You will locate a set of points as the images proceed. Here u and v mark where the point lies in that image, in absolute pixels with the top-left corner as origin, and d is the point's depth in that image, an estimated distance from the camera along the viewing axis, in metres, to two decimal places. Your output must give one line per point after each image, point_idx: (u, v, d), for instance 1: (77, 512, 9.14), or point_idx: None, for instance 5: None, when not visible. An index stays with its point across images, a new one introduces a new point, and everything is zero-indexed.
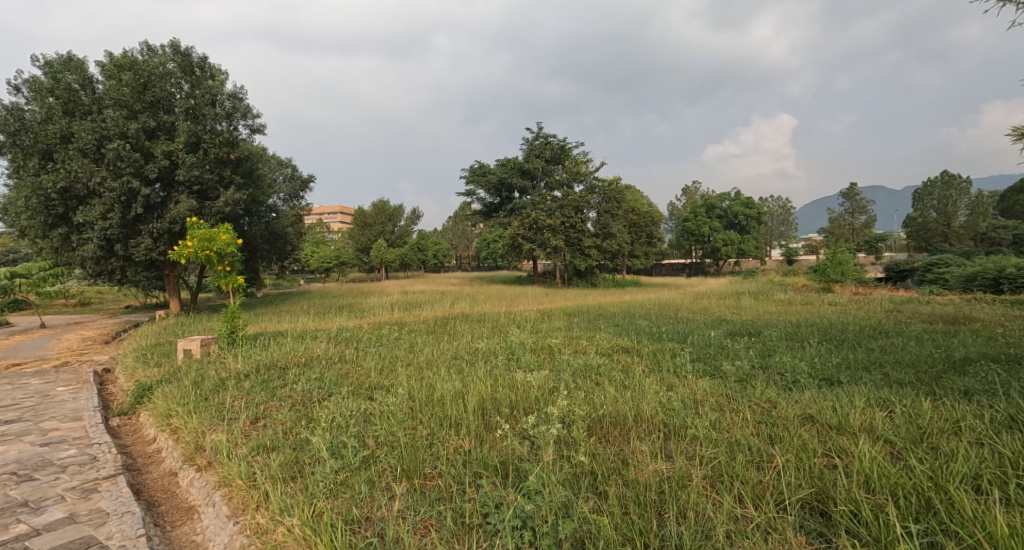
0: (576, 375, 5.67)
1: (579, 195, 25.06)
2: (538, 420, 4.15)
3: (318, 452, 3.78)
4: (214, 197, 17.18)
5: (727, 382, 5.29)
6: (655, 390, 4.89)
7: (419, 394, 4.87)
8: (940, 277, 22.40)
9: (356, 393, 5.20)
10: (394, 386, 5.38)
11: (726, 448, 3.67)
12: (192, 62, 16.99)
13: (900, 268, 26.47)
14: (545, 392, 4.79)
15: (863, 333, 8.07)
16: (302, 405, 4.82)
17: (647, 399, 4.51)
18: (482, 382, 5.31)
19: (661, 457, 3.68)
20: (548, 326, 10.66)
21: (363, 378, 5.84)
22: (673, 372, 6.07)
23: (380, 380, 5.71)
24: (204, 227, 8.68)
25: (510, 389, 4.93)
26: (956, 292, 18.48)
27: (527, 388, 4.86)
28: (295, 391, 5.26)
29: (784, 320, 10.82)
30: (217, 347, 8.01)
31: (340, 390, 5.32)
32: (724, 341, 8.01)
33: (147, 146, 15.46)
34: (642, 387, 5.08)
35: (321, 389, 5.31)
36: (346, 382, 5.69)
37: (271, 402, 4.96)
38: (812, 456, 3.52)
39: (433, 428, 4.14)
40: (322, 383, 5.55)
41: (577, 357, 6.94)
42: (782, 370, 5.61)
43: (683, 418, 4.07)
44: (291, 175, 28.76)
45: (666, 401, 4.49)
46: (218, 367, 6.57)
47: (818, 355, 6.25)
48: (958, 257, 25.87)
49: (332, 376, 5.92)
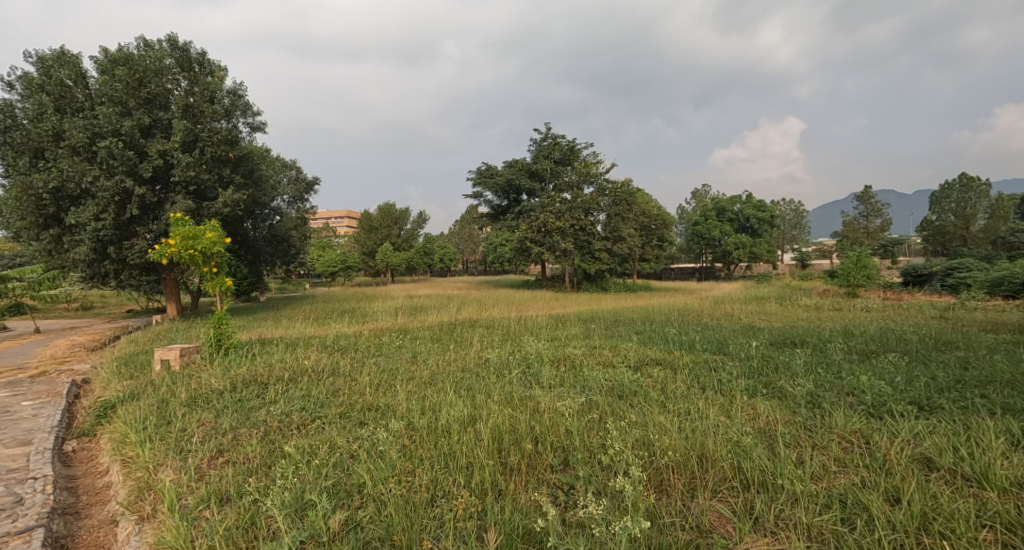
0: (610, 397, 4.85)
1: (590, 196, 24.19)
2: (576, 467, 3.35)
3: (274, 522, 2.94)
4: (213, 197, 16.37)
5: (792, 405, 4.49)
6: (710, 414, 4.07)
7: (419, 420, 4.01)
8: (963, 281, 21.39)
9: (346, 417, 4.37)
10: (394, 407, 4.55)
11: (842, 518, 2.94)
12: (190, 58, 16.32)
13: (919, 273, 25.39)
14: (574, 418, 3.95)
15: (928, 347, 7.10)
16: (278, 434, 3.96)
17: (705, 428, 3.73)
18: (504, 405, 4.51)
19: (756, 528, 2.95)
20: (564, 334, 9.77)
21: (357, 397, 4.98)
22: (720, 389, 5.27)
23: (377, 399, 4.85)
24: (189, 224, 7.80)
25: (531, 415, 4.09)
26: (979, 297, 17.58)
27: (552, 413, 4.04)
28: (272, 412, 4.40)
29: (824, 327, 9.85)
30: (199, 358, 7.15)
31: (323, 412, 4.47)
32: (767, 354, 7.14)
33: (142, 144, 14.69)
34: (692, 410, 4.26)
35: (305, 410, 4.47)
36: (335, 402, 4.84)
37: (240, 429, 4.09)
38: (967, 532, 2.80)
39: (442, 471, 3.33)
40: (309, 403, 4.71)
41: (606, 371, 6.07)
42: (857, 390, 4.81)
43: (764, 465, 3.29)
44: (295, 177, 28.05)
45: (731, 432, 3.66)
46: (194, 382, 5.70)
47: (892, 371, 5.42)
48: (979, 261, 24.78)
49: (319, 395, 5.05)
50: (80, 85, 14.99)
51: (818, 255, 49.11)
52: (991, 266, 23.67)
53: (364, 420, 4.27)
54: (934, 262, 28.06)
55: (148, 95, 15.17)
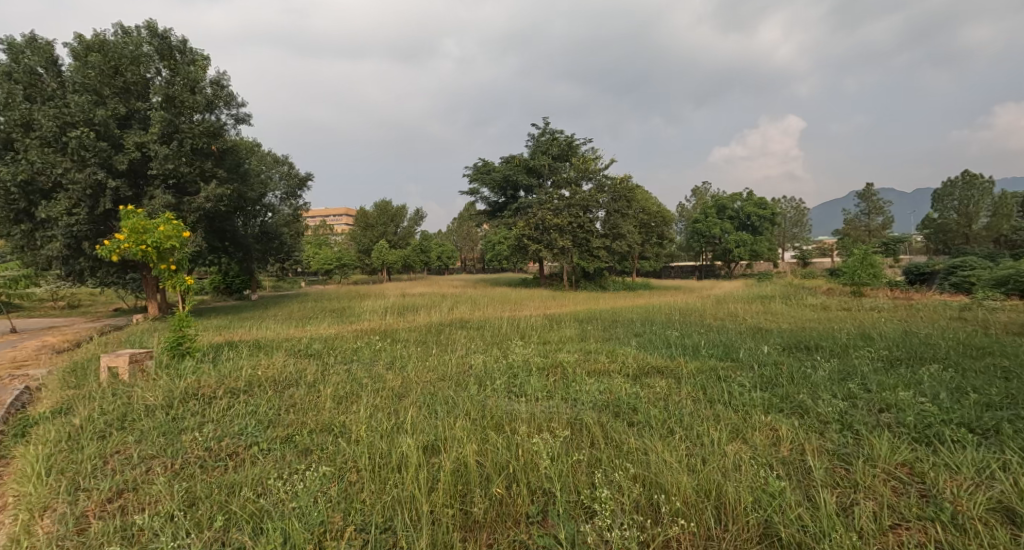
0: (604, 416, 4.34)
1: (589, 193, 23.40)
2: (592, 519, 3.03)
3: None
4: (194, 191, 15.53)
5: (817, 426, 4.07)
6: (719, 446, 3.63)
7: (353, 451, 3.65)
8: (967, 280, 20.70)
9: (289, 441, 3.83)
10: (355, 426, 4.05)
11: None
12: (171, 45, 15.37)
13: (921, 271, 24.74)
14: (542, 446, 3.56)
15: (958, 354, 6.47)
16: (197, 475, 3.44)
17: (730, 470, 3.36)
18: (481, 428, 4.02)
19: None
20: (558, 336, 9.13)
21: (312, 414, 4.36)
22: (731, 406, 4.78)
23: (335, 417, 4.25)
24: (143, 217, 7.11)
25: (503, 444, 3.68)
26: (984, 296, 17.03)
27: (530, 443, 3.57)
28: (199, 436, 3.80)
29: (838, 330, 9.20)
30: (152, 365, 6.39)
31: (264, 432, 3.92)
32: (781, 360, 6.53)
33: (117, 135, 13.87)
34: (701, 440, 3.80)
35: (242, 432, 3.88)
36: (285, 420, 4.23)
37: (152, 473, 3.45)
38: None
39: (414, 530, 3.07)
40: (253, 423, 4.10)
41: (602, 382, 5.47)
42: (888, 407, 4.39)
43: (806, 526, 3.00)
44: (287, 172, 26.69)
45: (759, 472, 3.34)
46: (133, 393, 4.97)
47: (926, 382, 4.93)
48: (984, 260, 24.21)
49: (267, 411, 4.41)
50: (52, 72, 14.23)
51: (818, 253, 48.43)
52: (996, 264, 23.01)
53: (321, 445, 3.77)
54: (937, 261, 27.36)
55: (124, 83, 14.28)
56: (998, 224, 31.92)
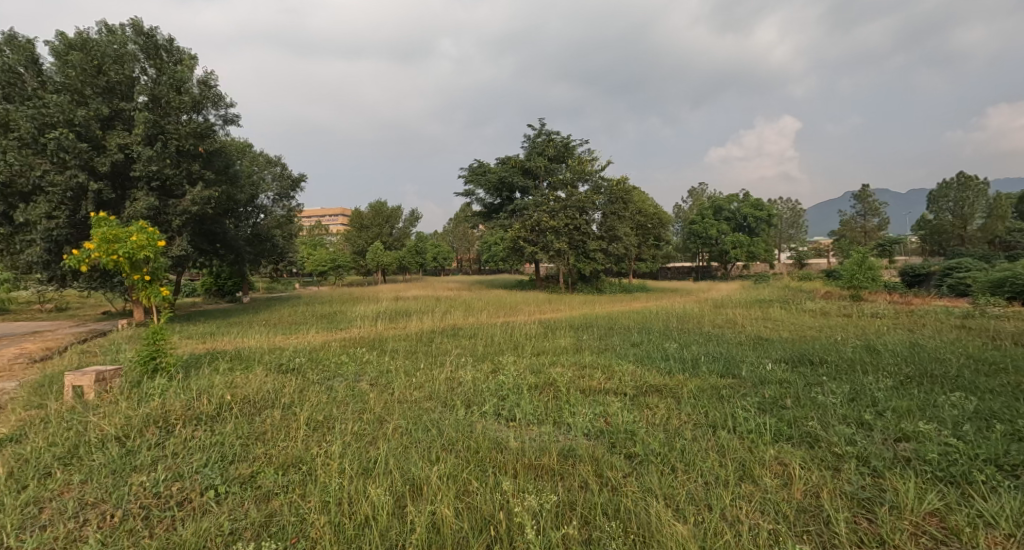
0: (597, 448, 4.08)
1: (585, 195, 23.04)
2: None
3: None
4: (180, 193, 15.06)
5: (830, 459, 3.84)
6: (723, 495, 3.40)
7: (320, 498, 3.44)
8: (962, 282, 20.35)
9: (246, 485, 3.59)
10: (326, 463, 3.79)
11: None
12: (157, 44, 14.91)
13: (917, 273, 24.48)
14: (515, 507, 3.35)
15: (971, 372, 6.17)
16: (135, 533, 3.21)
17: (743, 528, 3.17)
18: (459, 469, 3.78)
19: None
20: (553, 346, 8.78)
21: (282, 446, 4.05)
22: (735, 433, 4.51)
23: (305, 450, 3.95)
24: (115, 225, 6.73)
25: (477, 500, 3.47)
26: (981, 300, 16.75)
27: (511, 504, 3.32)
28: (147, 480, 3.56)
29: (841, 341, 8.86)
30: (120, 384, 6.03)
31: (221, 472, 3.68)
32: (786, 377, 6.23)
33: (99, 136, 13.41)
34: (702, 485, 3.58)
35: (195, 472, 3.65)
36: (252, 453, 3.94)
37: (84, 530, 3.21)
38: None
39: None
40: (213, 458, 3.81)
41: (598, 405, 5.15)
42: (905, 436, 4.17)
43: None
44: (280, 173, 26.11)
45: (770, 537, 3.14)
46: (91, 418, 4.60)
47: (942, 408, 4.71)
48: (978, 262, 24.01)
49: (233, 441, 4.11)
50: (32, 71, 13.73)
51: (814, 255, 48.23)
52: (992, 266, 22.76)
53: (284, 487, 3.58)
54: (933, 262, 27.13)
55: (108, 83, 13.68)
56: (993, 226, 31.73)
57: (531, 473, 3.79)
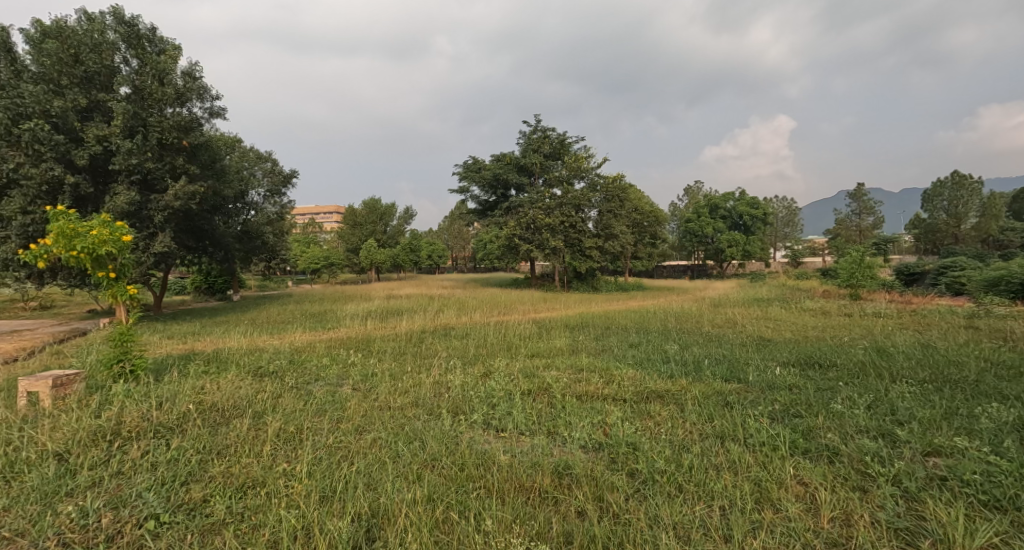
0: (596, 465, 3.72)
1: (581, 192, 22.61)
2: None
3: None
4: (162, 188, 14.53)
5: (855, 477, 3.50)
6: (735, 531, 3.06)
7: (281, 533, 3.06)
8: (956, 281, 20.08)
9: (194, 513, 3.22)
10: (290, 487, 3.40)
11: None
12: (139, 33, 14.36)
13: (912, 272, 24.27)
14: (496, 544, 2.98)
15: (993, 377, 5.80)
16: None
17: None
18: (438, 492, 3.41)
19: None
20: (548, 347, 8.39)
21: (241, 463, 3.65)
22: (746, 445, 4.14)
23: (266, 470, 3.56)
24: (74, 219, 6.27)
25: (455, 536, 3.08)
26: (978, 299, 16.43)
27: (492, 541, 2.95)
28: (75, 509, 3.17)
29: (848, 343, 8.46)
30: (82, 388, 5.54)
31: (167, 497, 3.31)
32: (796, 383, 5.85)
33: (77, 128, 12.91)
34: (712, 515, 3.23)
35: (136, 496, 3.26)
36: (204, 473, 3.54)
37: None
38: None
39: None
40: (160, 480, 3.42)
41: (597, 414, 4.74)
42: (936, 450, 3.84)
43: None
44: (271, 169, 25.49)
45: None
46: (35, 428, 4.16)
47: (970, 419, 4.37)
48: (974, 261, 23.76)
49: (184, 457, 3.69)
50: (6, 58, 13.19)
51: (810, 253, 48.01)
52: (987, 266, 22.52)
53: (239, 514, 3.22)
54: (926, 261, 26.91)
55: (86, 72, 13.12)
56: (987, 225, 31.50)
57: (521, 496, 3.42)
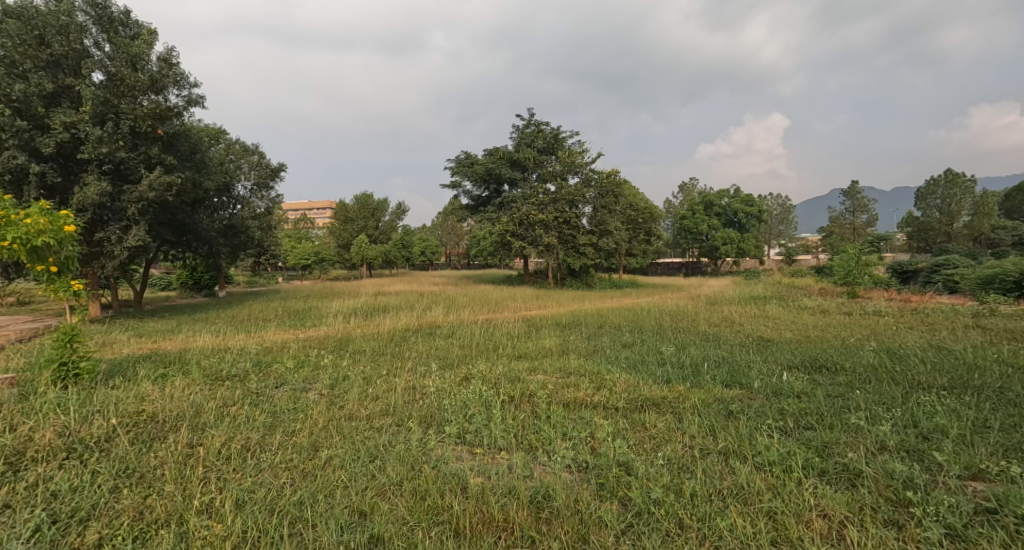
0: (581, 494, 3.23)
1: (575, 188, 22.00)
2: None
3: None
4: (136, 178, 13.79)
5: (886, 510, 3.04)
6: None
7: None
8: (950, 279, 19.73)
9: None
10: (206, 534, 2.97)
11: None
12: (111, 15, 13.64)
13: (905, 270, 23.91)
14: None
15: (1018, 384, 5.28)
16: None
17: None
18: (388, 533, 3.00)
19: None
20: (536, 348, 7.85)
21: (152, 497, 3.22)
22: (754, 464, 3.62)
23: (183, 510, 3.12)
24: (9, 207, 5.69)
25: None
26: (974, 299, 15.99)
27: None
28: None
29: (854, 344, 7.96)
30: (11, 396, 5.00)
31: (52, 543, 2.93)
32: (804, 389, 5.32)
33: (42, 114, 12.26)
34: None
35: (8, 544, 2.88)
36: (105, 510, 3.13)
37: None
38: None
39: None
40: (49, 519, 3.05)
41: (585, 426, 4.20)
42: (975, 473, 3.36)
43: None
44: (258, 162, 24.58)
45: None
46: None
47: (1006, 435, 3.89)
48: (966, 258, 23.41)
49: (86, 488, 3.28)
50: None
51: (803, 251, 47.76)
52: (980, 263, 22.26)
53: None
54: (916, 258, 26.65)
55: (52, 56, 12.46)
56: (979, 223, 31.12)
57: (489, 538, 2.97)
